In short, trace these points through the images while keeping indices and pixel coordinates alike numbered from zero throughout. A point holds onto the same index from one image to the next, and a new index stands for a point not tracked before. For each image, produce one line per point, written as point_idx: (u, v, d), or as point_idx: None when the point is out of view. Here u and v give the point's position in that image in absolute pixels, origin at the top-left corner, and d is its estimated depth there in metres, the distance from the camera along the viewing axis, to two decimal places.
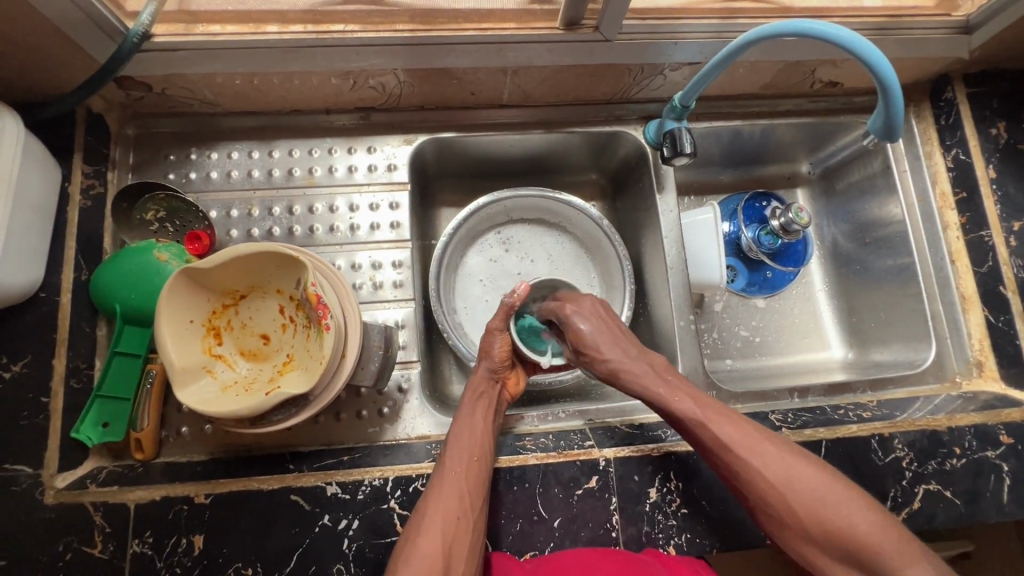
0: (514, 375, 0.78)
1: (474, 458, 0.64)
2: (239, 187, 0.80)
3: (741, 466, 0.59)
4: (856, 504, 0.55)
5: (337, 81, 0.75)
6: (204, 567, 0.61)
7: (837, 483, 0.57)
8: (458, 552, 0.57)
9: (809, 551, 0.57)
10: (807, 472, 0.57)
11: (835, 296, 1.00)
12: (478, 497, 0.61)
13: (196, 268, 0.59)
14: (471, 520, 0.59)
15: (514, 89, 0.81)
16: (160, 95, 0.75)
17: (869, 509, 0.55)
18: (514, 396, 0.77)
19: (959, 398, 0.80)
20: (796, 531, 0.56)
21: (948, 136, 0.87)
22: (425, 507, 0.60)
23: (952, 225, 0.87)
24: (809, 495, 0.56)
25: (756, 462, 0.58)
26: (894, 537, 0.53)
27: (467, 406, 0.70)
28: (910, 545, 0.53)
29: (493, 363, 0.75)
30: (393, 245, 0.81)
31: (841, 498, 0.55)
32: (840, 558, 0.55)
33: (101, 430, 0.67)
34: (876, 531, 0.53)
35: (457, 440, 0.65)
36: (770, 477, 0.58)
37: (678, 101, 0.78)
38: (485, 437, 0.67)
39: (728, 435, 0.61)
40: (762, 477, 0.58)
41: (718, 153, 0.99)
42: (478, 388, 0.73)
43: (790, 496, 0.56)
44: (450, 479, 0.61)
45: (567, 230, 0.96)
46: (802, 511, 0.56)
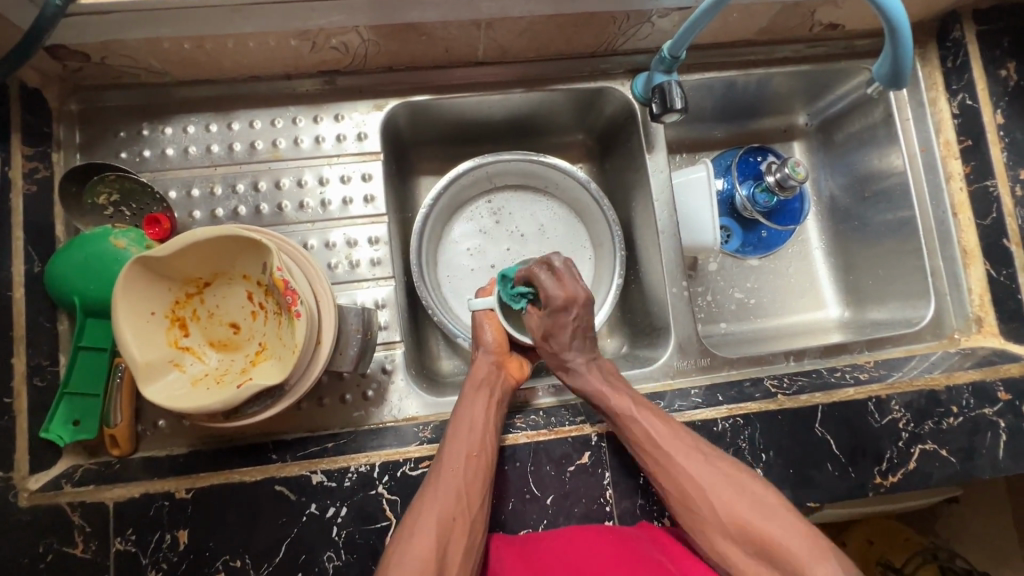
0: (514, 360, 0.75)
1: (474, 454, 0.62)
2: (198, 164, 0.75)
3: (665, 463, 0.61)
4: (772, 500, 0.57)
5: (295, 42, 0.69)
6: (191, 561, 0.60)
7: (759, 487, 0.58)
8: (452, 554, 0.56)
9: (723, 554, 0.58)
10: (725, 472, 0.59)
11: (832, 253, 0.97)
12: (479, 494, 0.60)
13: (150, 257, 0.54)
14: (470, 518, 0.58)
15: (490, 45, 0.75)
16: (100, 64, 0.69)
17: (779, 506, 0.56)
18: (519, 381, 0.74)
19: (957, 355, 0.79)
20: (719, 531, 0.58)
21: (955, 80, 0.82)
22: (418, 508, 0.58)
23: (955, 176, 0.83)
24: (725, 492, 0.58)
25: (680, 459, 0.61)
26: (804, 535, 0.54)
27: (469, 394, 0.67)
28: (819, 545, 0.53)
29: (488, 349, 0.73)
30: (368, 220, 0.76)
31: (757, 496, 0.57)
32: (756, 560, 0.55)
33: (72, 428, 0.65)
34: (788, 530, 0.54)
35: (455, 436, 0.63)
36: (692, 470, 0.60)
37: (668, 52, 0.72)
38: (489, 430, 0.64)
39: (655, 430, 0.63)
40: (685, 473, 0.60)
41: (710, 107, 0.93)
42: (479, 376, 0.70)
43: (710, 491, 0.59)
44: (449, 476, 0.60)
45: (554, 196, 0.92)
46: (719, 505, 0.58)
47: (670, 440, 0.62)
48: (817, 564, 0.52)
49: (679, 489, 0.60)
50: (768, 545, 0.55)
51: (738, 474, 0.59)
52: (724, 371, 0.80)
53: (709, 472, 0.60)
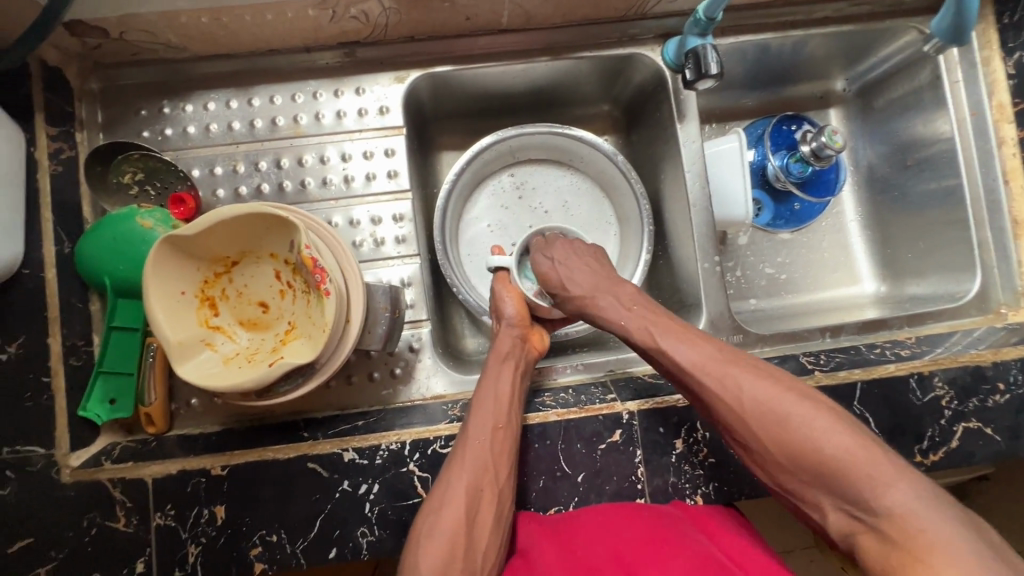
0: (537, 332, 0.75)
1: (500, 425, 0.62)
2: (220, 141, 0.73)
3: (704, 392, 0.59)
4: (826, 422, 0.52)
5: (315, 12, 0.67)
6: (228, 536, 0.61)
7: (817, 408, 0.54)
8: (482, 523, 0.57)
9: (783, 480, 0.54)
10: (776, 393, 0.55)
11: (868, 225, 0.93)
12: (506, 465, 0.60)
13: (179, 236, 0.54)
14: (497, 489, 0.59)
15: (515, 11, 0.73)
16: (119, 41, 0.68)
17: (840, 428, 0.52)
18: (542, 353, 0.74)
19: (1003, 330, 0.75)
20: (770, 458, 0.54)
21: (1011, 37, 0.76)
22: (447, 477, 0.59)
23: (1008, 141, 0.78)
24: (772, 417, 0.54)
25: (717, 387, 0.58)
26: (867, 456, 0.50)
27: (493, 366, 0.67)
28: (885, 466, 0.49)
29: (512, 322, 0.72)
30: (391, 197, 0.75)
31: (808, 418, 0.53)
32: (812, 486, 0.52)
33: (108, 407, 0.66)
34: (848, 450, 0.50)
35: (480, 406, 0.63)
36: (730, 397, 0.57)
37: (702, 13, 0.68)
38: (514, 402, 0.64)
39: (689, 356, 0.60)
40: (725, 401, 0.57)
41: (743, 73, 0.89)
42: (502, 348, 0.69)
43: (752, 419, 0.55)
44: (475, 447, 0.60)
45: (580, 169, 0.89)
46: (766, 432, 0.54)
47: (711, 364, 0.59)
48: (886, 488, 0.48)
49: (726, 415, 0.57)
50: (825, 469, 0.51)
51: (791, 395, 0.55)
52: (757, 348, 0.78)
53: (756, 394, 0.56)
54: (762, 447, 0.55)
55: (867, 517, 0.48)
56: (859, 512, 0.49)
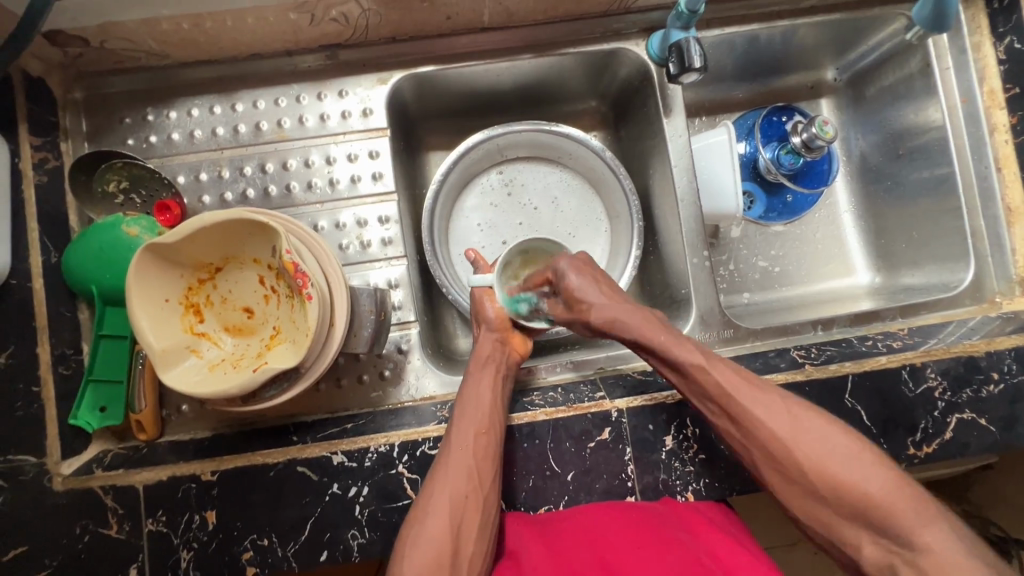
0: (518, 335, 0.73)
1: (482, 431, 0.62)
2: (204, 148, 0.73)
3: (746, 422, 0.57)
4: (869, 460, 0.53)
5: (295, 15, 0.67)
6: (220, 541, 0.61)
7: (860, 445, 0.54)
8: (467, 530, 0.57)
9: (819, 513, 0.54)
10: (821, 427, 0.55)
11: (862, 215, 0.92)
12: (490, 471, 0.60)
13: (160, 243, 0.54)
14: (482, 495, 0.59)
15: (496, 8, 0.72)
16: (100, 49, 0.68)
17: (881, 463, 0.52)
18: (524, 356, 0.73)
19: (998, 319, 0.74)
20: (809, 489, 0.54)
21: (1002, 22, 0.75)
22: (430, 486, 0.59)
23: (1000, 128, 0.77)
24: (817, 449, 0.54)
25: (762, 418, 0.57)
26: (908, 496, 0.50)
27: (474, 372, 0.67)
28: (924, 507, 0.50)
29: (492, 326, 0.72)
30: (377, 198, 0.75)
31: (853, 453, 0.53)
32: (851, 520, 0.52)
33: (99, 415, 0.66)
34: (891, 488, 0.51)
35: (462, 413, 0.63)
36: (775, 428, 0.56)
37: (685, 6, 0.68)
38: (496, 408, 0.64)
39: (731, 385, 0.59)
40: (768, 431, 0.56)
41: (731, 65, 0.88)
42: (483, 354, 0.69)
43: (797, 449, 0.54)
44: (458, 455, 0.60)
45: (568, 166, 0.89)
46: (811, 464, 0.53)
47: (753, 392, 0.58)
48: (924, 526, 0.48)
49: (766, 443, 0.56)
50: (869, 505, 0.50)
51: (831, 428, 0.55)
52: (749, 343, 0.77)
53: (801, 426, 0.55)
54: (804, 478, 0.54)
55: (903, 551, 0.49)
56: (896, 546, 0.49)
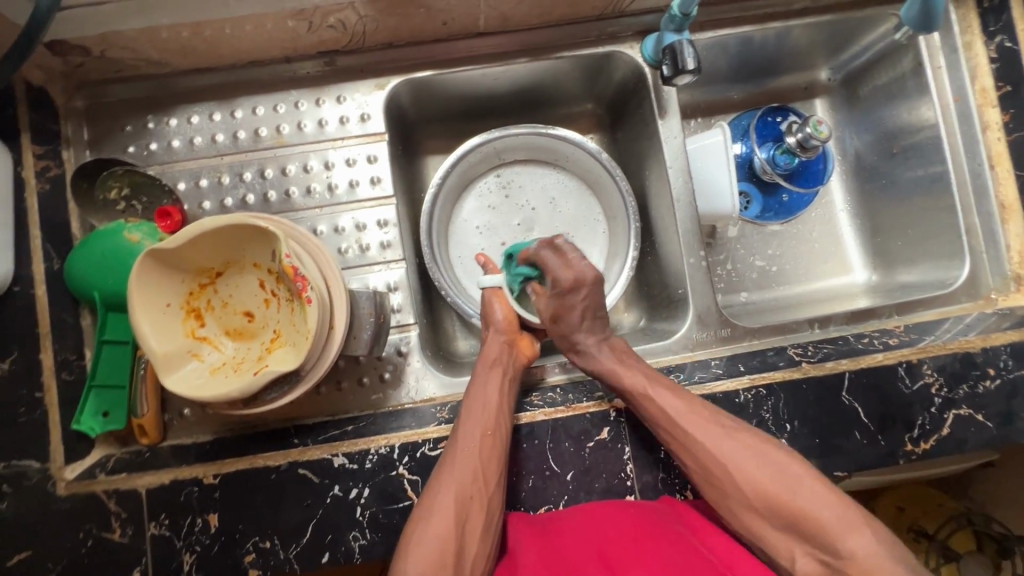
0: (525, 338, 0.74)
1: (489, 431, 0.62)
2: (204, 154, 0.74)
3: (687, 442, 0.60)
4: (800, 472, 0.56)
5: (292, 23, 0.68)
6: (223, 543, 0.61)
7: (792, 459, 0.57)
8: (472, 531, 0.57)
9: (755, 527, 0.57)
10: (754, 446, 0.58)
11: (858, 213, 0.93)
12: (495, 472, 0.61)
13: (161, 248, 0.55)
14: (486, 496, 0.59)
15: (491, 13, 0.73)
16: (101, 58, 0.69)
17: (811, 477, 0.56)
18: (532, 359, 0.74)
19: (994, 315, 0.75)
20: (745, 504, 0.57)
21: (992, 21, 0.76)
22: (436, 486, 0.59)
23: (993, 125, 0.77)
24: (751, 467, 0.57)
25: (700, 437, 0.60)
26: (837, 506, 0.53)
27: (482, 373, 0.67)
28: (850, 514, 0.53)
29: (501, 329, 0.72)
30: (375, 202, 0.76)
31: (785, 468, 0.56)
32: (783, 532, 0.55)
33: (102, 419, 0.66)
34: (820, 500, 0.54)
35: (469, 414, 0.63)
36: (712, 448, 0.59)
37: (678, 9, 0.69)
38: (502, 408, 0.64)
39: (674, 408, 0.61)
40: (706, 451, 0.59)
41: (726, 66, 0.89)
42: (491, 354, 0.69)
43: (732, 468, 0.57)
44: (464, 454, 0.61)
45: (565, 169, 0.89)
46: (746, 480, 0.57)
47: (691, 415, 0.61)
48: (850, 535, 0.51)
49: (704, 462, 0.59)
50: (801, 516, 0.54)
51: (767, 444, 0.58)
52: (746, 342, 0.78)
53: (737, 446, 0.58)
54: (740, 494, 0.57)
55: (833, 561, 0.52)
56: (824, 556, 0.52)
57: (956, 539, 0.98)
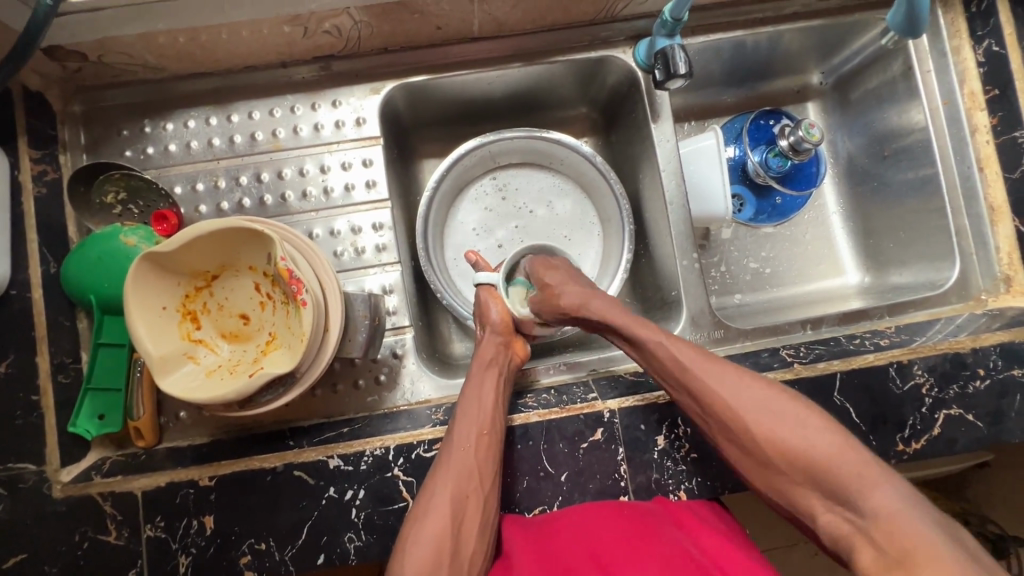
0: (519, 340, 0.75)
1: (484, 431, 0.63)
2: (201, 158, 0.75)
3: (701, 394, 0.60)
4: (820, 426, 0.54)
5: (288, 28, 0.68)
6: (218, 545, 0.62)
7: (813, 415, 0.56)
8: (468, 531, 0.58)
9: (776, 483, 0.56)
10: (773, 398, 0.57)
11: (850, 215, 0.94)
12: (491, 473, 0.61)
13: (157, 252, 0.55)
14: (482, 496, 0.60)
15: (484, 18, 0.74)
16: (99, 63, 0.70)
17: (833, 432, 0.54)
18: (524, 360, 0.75)
19: (984, 316, 0.75)
20: (761, 459, 0.56)
21: (980, 25, 0.77)
22: (431, 485, 0.60)
23: (981, 129, 0.78)
24: (768, 419, 0.56)
25: (715, 388, 0.59)
26: (858, 462, 0.51)
27: (476, 374, 0.68)
28: (874, 470, 0.51)
29: (497, 329, 0.73)
30: (371, 206, 0.76)
31: (803, 422, 0.55)
32: (805, 487, 0.54)
33: (97, 422, 0.67)
34: (841, 454, 0.52)
35: (465, 412, 0.64)
36: (729, 400, 0.58)
37: (669, 15, 0.69)
38: (497, 408, 0.65)
39: (688, 360, 0.61)
40: (723, 403, 0.58)
41: (719, 70, 0.90)
42: (487, 355, 0.70)
43: (748, 420, 0.57)
44: (460, 454, 0.61)
45: (559, 172, 0.90)
46: (762, 433, 0.56)
47: (705, 369, 0.60)
48: (873, 490, 0.49)
49: (719, 416, 0.59)
50: (821, 471, 0.52)
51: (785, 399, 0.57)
52: (739, 343, 0.78)
53: (755, 398, 0.57)
54: (758, 448, 0.56)
55: (856, 519, 0.50)
56: (848, 513, 0.50)
57: None
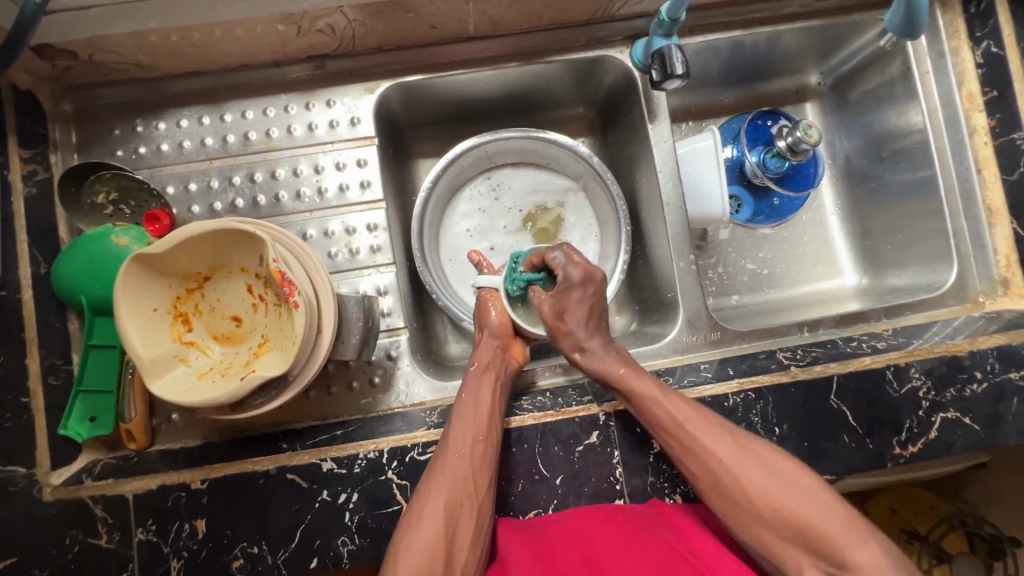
0: (517, 343, 0.74)
1: (480, 436, 0.62)
2: (194, 158, 0.74)
3: (693, 446, 0.60)
4: (807, 482, 0.55)
5: (281, 27, 0.68)
6: (210, 549, 0.61)
7: (801, 471, 0.57)
8: (460, 537, 0.58)
9: (764, 541, 0.56)
10: (765, 455, 0.58)
11: (848, 216, 0.93)
12: (485, 478, 0.61)
13: (147, 253, 0.54)
14: (475, 501, 0.60)
15: (480, 18, 0.73)
16: (89, 62, 0.69)
17: (819, 489, 0.55)
18: (523, 364, 0.74)
19: (981, 319, 0.75)
20: (749, 514, 0.56)
21: (979, 26, 0.76)
22: (425, 491, 0.59)
23: (979, 130, 0.77)
24: (759, 474, 0.57)
25: (708, 441, 0.60)
26: (843, 520, 0.53)
27: (473, 378, 0.67)
28: (858, 529, 0.52)
29: (494, 332, 0.73)
30: (365, 206, 0.76)
31: (791, 479, 0.56)
32: (791, 544, 0.54)
33: (89, 424, 0.66)
34: (827, 513, 0.53)
35: (461, 418, 0.63)
36: (722, 454, 0.59)
37: (665, 14, 0.69)
38: (494, 412, 0.65)
39: (680, 410, 0.62)
40: (716, 455, 0.59)
41: (717, 71, 0.89)
42: (484, 359, 0.70)
43: (740, 474, 0.57)
44: (455, 459, 0.61)
45: (556, 172, 0.89)
46: (754, 488, 0.56)
47: (699, 424, 0.61)
48: (858, 546, 0.51)
49: (710, 470, 0.59)
50: (807, 527, 0.53)
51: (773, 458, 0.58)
52: (736, 345, 0.78)
53: (748, 454, 0.58)
54: (748, 503, 0.56)
55: (840, 575, 0.51)
56: (833, 569, 0.51)
57: (950, 540, 0.97)
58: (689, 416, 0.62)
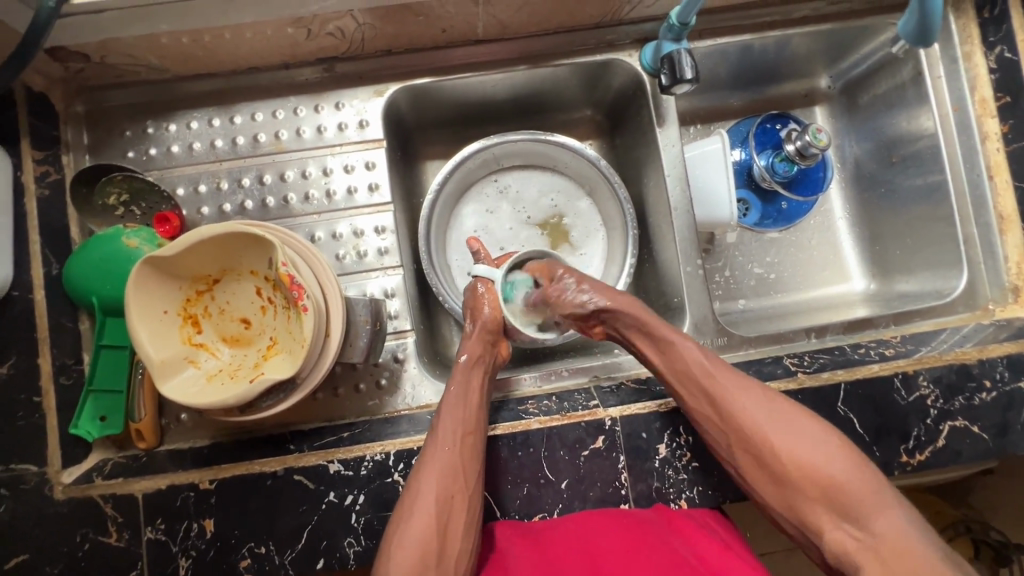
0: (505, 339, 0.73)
1: (468, 430, 0.63)
2: (203, 160, 0.75)
3: (723, 405, 0.60)
4: (835, 448, 0.56)
5: (292, 30, 0.68)
6: (218, 549, 0.62)
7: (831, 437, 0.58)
8: (452, 532, 0.58)
9: (785, 500, 0.57)
10: (796, 418, 0.58)
11: (857, 221, 0.93)
12: (475, 472, 0.61)
13: (158, 256, 0.55)
14: (467, 495, 0.60)
15: (489, 21, 0.73)
16: (101, 64, 0.69)
17: (848, 456, 0.56)
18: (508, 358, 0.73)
19: (991, 326, 0.75)
20: (773, 475, 0.57)
21: (992, 31, 0.76)
22: (416, 485, 0.59)
23: (991, 136, 0.77)
24: (790, 436, 0.57)
25: (739, 402, 0.60)
26: (868, 486, 0.54)
27: (460, 373, 0.67)
28: (882, 496, 0.54)
29: (486, 324, 0.70)
30: (373, 209, 0.76)
31: (821, 442, 0.57)
32: (815, 505, 0.55)
33: (99, 424, 0.67)
34: (855, 478, 0.54)
35: (449, 412, 0.63)
36: (754, 416, 0.59)
37: (676, 18, 0.68)
38: (481, 406, 0.65)
39: (712, 372, 0.62)
40: (749, 415, 0.59)
41: (726, 74, 0.89)
42: (474, 351, 0.69)
43: (771, 434, 0.58)
44: (444, 454, 0.61)
45: (562, 174, 0.89)
46: (784, 448, 0.57)
47: (731, 386, 0.61)
48: (882, 513, 0.52)
49: (739, 429, 0.59)
50: (835, 489, 0.54)
51: (808, 419, 0.59)
52: (743, 351, 0.78)
53: (781, 415, 0.58)
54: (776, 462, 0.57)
55: (864, 536, 0.52)
56: (857, 530, 0.53)
57: (958, 545, 0.97)
58: (722, 375, 0.62)
